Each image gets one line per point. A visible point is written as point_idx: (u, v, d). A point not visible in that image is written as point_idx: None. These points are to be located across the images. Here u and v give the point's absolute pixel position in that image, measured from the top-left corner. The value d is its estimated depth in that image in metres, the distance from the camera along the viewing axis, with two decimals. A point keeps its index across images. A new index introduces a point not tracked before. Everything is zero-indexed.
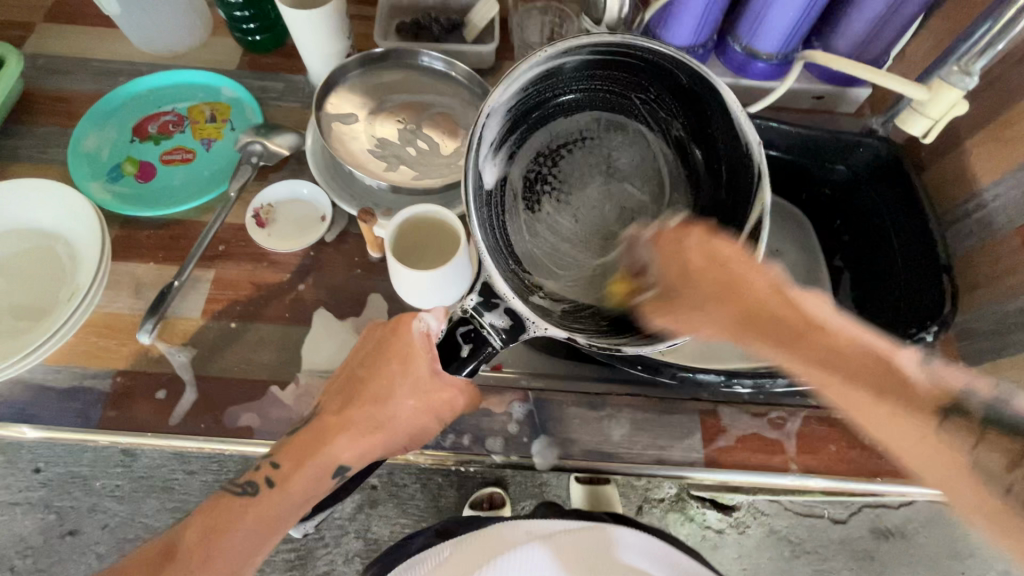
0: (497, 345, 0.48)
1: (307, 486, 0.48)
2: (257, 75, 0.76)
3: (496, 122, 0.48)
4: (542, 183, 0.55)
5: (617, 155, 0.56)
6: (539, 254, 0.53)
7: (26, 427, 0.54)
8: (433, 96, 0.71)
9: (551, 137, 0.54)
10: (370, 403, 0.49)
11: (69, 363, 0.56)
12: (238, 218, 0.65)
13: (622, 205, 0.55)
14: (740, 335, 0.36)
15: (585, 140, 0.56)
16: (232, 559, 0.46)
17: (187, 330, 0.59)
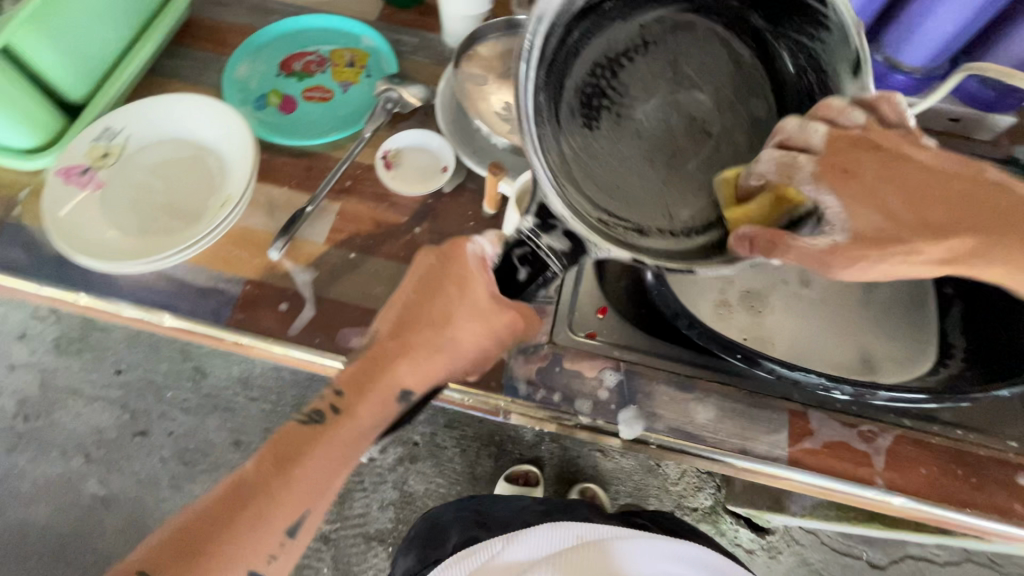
0: (555, 270, 0.45)
1: (371, 411, 0.50)
2: (394, 28, 0.80)
3: (547, 23, 0.44)
4: (598, 98, 0.51)
5: (683, 58, 0.53)
6: (604, 178, 0.48)
7: (165, 315, 0.59)
8: None
9: (606, 46, 0.52)
10: (425, 329, 0.50)
11: (206, 265, 0.62)
12: (367, 158, 0.69)
13: (699, 116, 0.51)
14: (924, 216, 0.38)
15: (646, 46, 0.53)
16: (306, 486, 0.47)
17: (312, 253, 0.63)
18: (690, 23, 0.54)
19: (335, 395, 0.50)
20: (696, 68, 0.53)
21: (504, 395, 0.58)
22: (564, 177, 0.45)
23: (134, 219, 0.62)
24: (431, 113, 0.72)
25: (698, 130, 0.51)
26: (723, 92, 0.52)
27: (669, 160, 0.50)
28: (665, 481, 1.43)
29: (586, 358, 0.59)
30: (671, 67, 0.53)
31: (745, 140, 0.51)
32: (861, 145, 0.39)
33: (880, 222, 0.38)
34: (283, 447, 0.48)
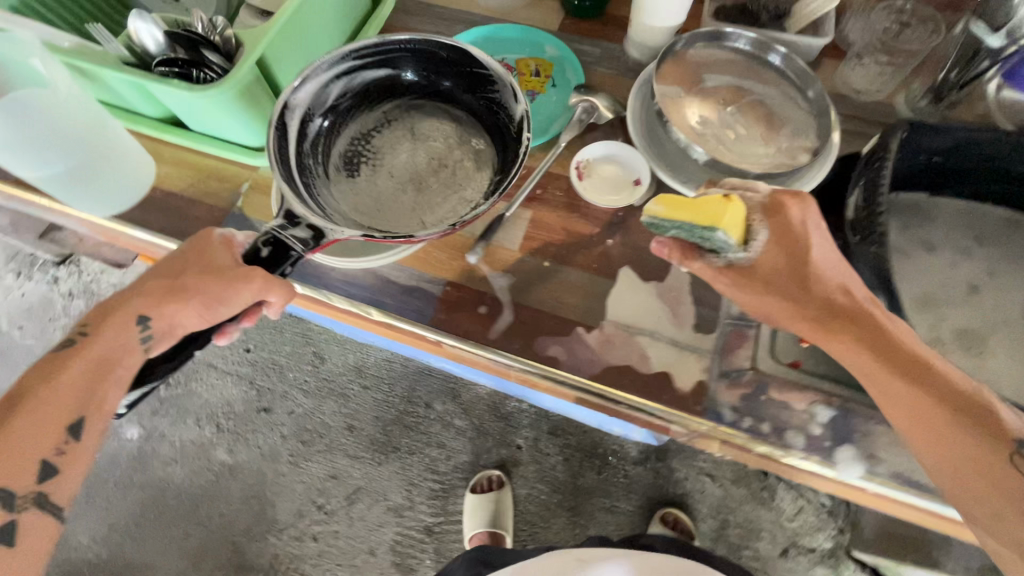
0: (297, 250, 0.52)
1: (115, 350, 0.51)
2: (577, 39, 0.80)
3: (297, 117, 0.60)
4: (358, 155, 0.66)
5: (419, 121, 0.68)
6: (369, 206, 0.64)
7: (374, 310, 0.63)
8: (756, 84, 0.71)
9: (359, 126, 0.67)
10: (161, 289, 0.52)
11: (409, 264, 0.64)
12: (558, 167, 0.69)
13: (440, 158, 0.67)
14: (794, 297, 0.50)
15: (387, 122, 0.68)
16: (22, 429, 0.46)
17: (506, 259, 0.64)
18: (422, 104, 0.68)
19: (82, 332, 0.52)
20: (435, 131, 0.68)
21: (706, 420, 0.56)
22: (326, 205, 0.60)
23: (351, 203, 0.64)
24: (619, 124, 0.72)
25: (441, 170, 0.66)
26: (445, 142, 0.67)
27: (417, 188, 0.66)
28: (779, 516, 1.36)
29: (794, 390, 0.56)
30: (409, 130, 0.68)
31: (473, 166, 0.66)
32: (790, 282, 0.50)
33: (770, 265, 0.51)
34: (39, 376, 0.49)
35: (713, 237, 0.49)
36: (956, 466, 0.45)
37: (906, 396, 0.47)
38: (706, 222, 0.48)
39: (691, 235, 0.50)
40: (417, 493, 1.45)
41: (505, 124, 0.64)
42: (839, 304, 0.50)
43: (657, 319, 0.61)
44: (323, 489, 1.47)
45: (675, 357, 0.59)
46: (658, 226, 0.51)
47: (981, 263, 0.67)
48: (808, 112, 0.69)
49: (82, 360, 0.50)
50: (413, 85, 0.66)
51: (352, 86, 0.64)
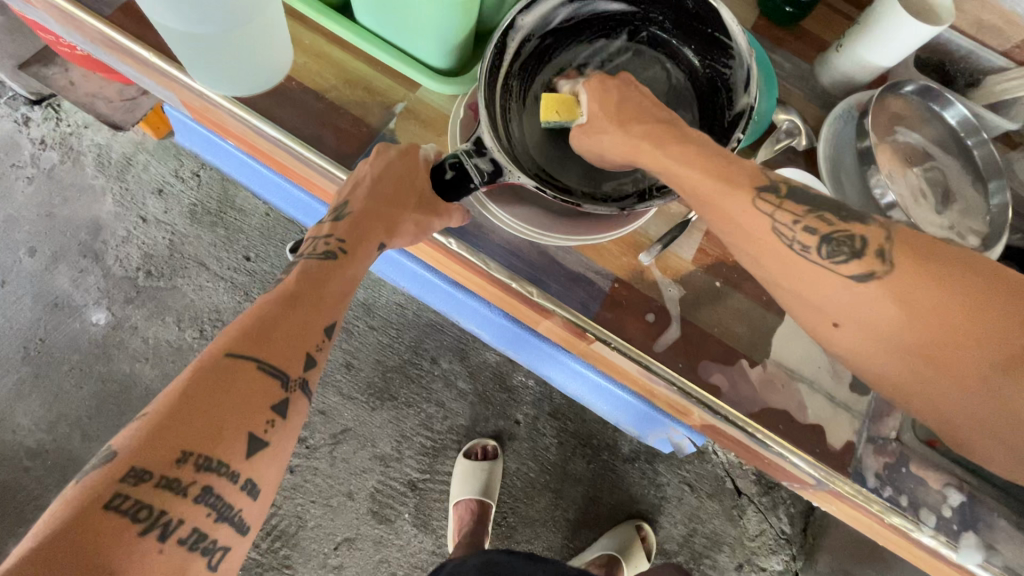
0: (476, 184, 0.50)
1: (362, 269, 0.54)
2: (767, 44, 0.74)
3: (521, 30, 0.55)
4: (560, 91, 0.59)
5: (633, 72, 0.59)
6: (550, 148, 0.57)
7: (535, 290, 0.57)
8: (940, 153, 0.70)
9: (570, 59, 0.59)
10: (382, 214, 0.54)
11: (580, 249, 0.59)
12: None
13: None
14: (649, 132, 0.49)
15: (603, 62, 0.59)
16: (287, 340, 0.47)
17: (680, 268, 0.60)
18: (643, 51, 0.59)
19: (339, 246, 0.53)
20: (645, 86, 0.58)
21: (851, 482, 0.56)
22: (512, 136, 0.55)
23: (536, 142, 0.57)
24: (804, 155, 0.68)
25: None
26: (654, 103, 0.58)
27: None
28: (742, 534, 1.45)
29: (930, 468, 0.58)
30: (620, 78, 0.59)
31: None
32: (642, 113, 0.50)
33: (636, 104, 0.51)
34: (309, 282, 0.50)
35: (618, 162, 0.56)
36: (872, 358, 0.42)
37: (805, 280, 0.44)
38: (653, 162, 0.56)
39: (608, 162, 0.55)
40: (406, 446, 1.42)
41: (722, 106, 0.57)
42: (662, 141, 0.48)
43: (818, 369, 0.60)
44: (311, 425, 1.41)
45: (830, 413, 0.58)
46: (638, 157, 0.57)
47: None
48: (985, 195, 0.69)
49: (348, 274, 0.53)
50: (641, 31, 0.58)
51: (576, 16, 0.58)
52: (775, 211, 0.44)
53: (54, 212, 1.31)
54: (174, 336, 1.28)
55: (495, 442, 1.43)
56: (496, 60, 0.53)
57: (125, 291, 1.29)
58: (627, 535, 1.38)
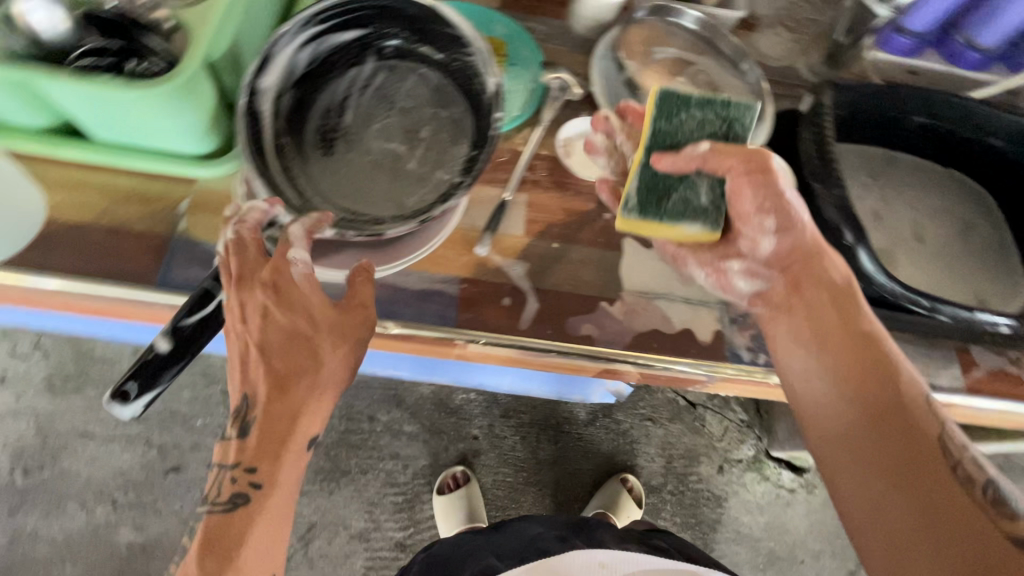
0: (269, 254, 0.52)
1: (286, 483, 0.51)
2: (519, 15, 0.78)
3: (269, 91, 0.54)
4: (334, 131, 0.58)
5: (393, 89, 0.59)
6: (346, 188, 0.57)
7: (391, 323, 0.57)
8: (696, 56, 0.78)
9: (332, 98, 0.59)
10: (298, 378, 0.50)
11: (418, 267, 0.59)
12: (543, 148, 0.68)
13: (415, 124, 0.58)
14: (830, 313, 0.55)
15: (365, 90, 0.59)
16: None
17: (516, 245, 0.63)
18: (395, 65, 0.60)
19: (247, 473, 0.49)
20: (408, 97, 0.59)
21: (730, 363, 0.62)
22: (304, 191, 0.55)
23: (331, 189, 0.56)
24: (585, 99, 0.72)
25: (416, 144, 0.58)
26: (422, 109, 0.58)
27: (396, 166, 0.58)
28: (711, 439, 1.54)
29: None
30: (383, 98, 0.59)
31: (448, 139, 0.58)
32: (814, 286, 0.57)
33: (819, 284, 0.57)
34: (211, 563, 0.46)
35: (693, 197, 0.55)
36: None
37: (936, 492, 0.45)
38: (680, 228, 0.55)
39: (713, 186, 0.54)
40: (380, 511, 1.38)
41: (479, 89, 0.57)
42: (822, 314, 0.56)
43: (669, 281, 0.64)
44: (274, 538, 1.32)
45: (692, 313, 0.63)
46: (657, 205, 0.54)
47: (876, 194, 0.83)
48: (743, 77, 0.77)
49: (268, 509, 0.49)
50: (386, 48, 0.59)
51: (320, 58, 0.58)
52: (941, 426, 0.48)
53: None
54: (82, 523, 1.14)
55: (462, 467, 1.42)
56: (251, 129, 0.53)
57: (8, 501, 1.14)
58: (613, 488, 1.43)
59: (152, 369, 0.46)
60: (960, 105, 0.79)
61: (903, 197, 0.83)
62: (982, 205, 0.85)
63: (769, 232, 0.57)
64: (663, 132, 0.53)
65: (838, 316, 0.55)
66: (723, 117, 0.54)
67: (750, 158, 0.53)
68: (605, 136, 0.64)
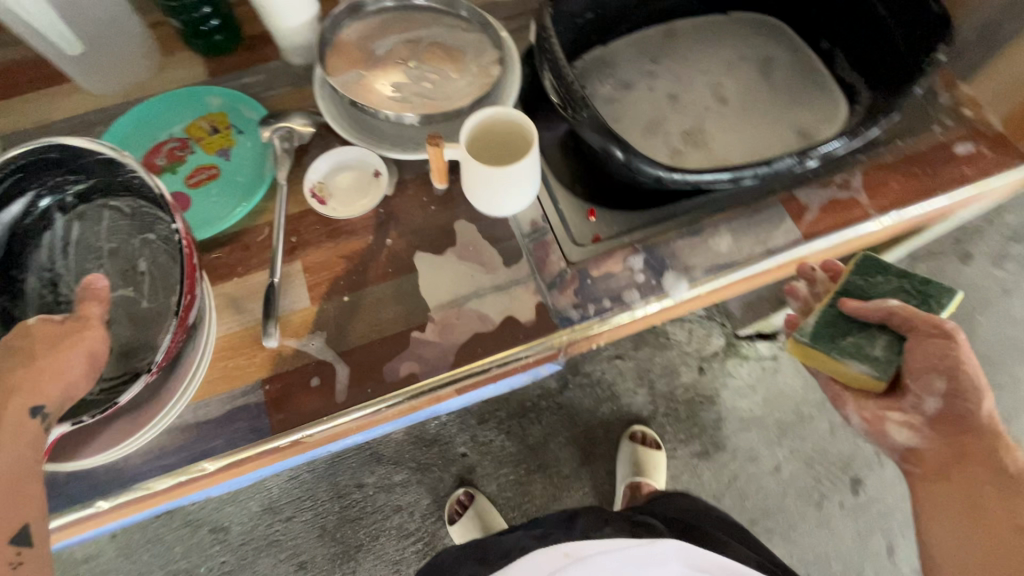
0: None
1: None
2: (233, 77, 0.72)
3: None
4: (57, 305, 0.53)
5: (96, 235, 0.54)
6: None
7: (207, 462, 0.54)
8: (421, 31, 0.72)
9: (40, 273, 0.53)
10: (17, 365, 0.41)
11: (213, 392, 0.56)
12: (297, 206, 0.64)
13: (131, 261, 0.54)
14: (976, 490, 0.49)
15: (69, 250, 0.54)
16: None
17: (306, 319, 0.59)
18: (85, 209, 0.54)
19: None
20: (112, 236, 0.54)
21: (563, 329, 0.59)
22: None
23: None
24: (324, 132, 0.67)
25: (144, 280, 0.54)
26: (131, 241, 0.54)
27: (133, 310, 0.53)
28: (680, 347, 1.41)
29: (607, 259, 0.61)
30: (92, 249, 0.54)
31: (170, 259, 0.54)
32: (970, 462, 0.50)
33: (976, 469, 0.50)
34: None
35: (868, 347, 0.53)
36: None
37: None
38: (847, 365, 0.53)
39: (890, 344, 0.53)
40: (407, 566, 1.25)
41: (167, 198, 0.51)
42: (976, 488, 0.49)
43: (473, 278, 0.61)
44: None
45: (507, 298, 0.60)
46: (830, 338, 0.53)
47: (667, 75, 0.77)
48: (477, 30, 0.71)
49: None
50: (64, 199, 0.53)
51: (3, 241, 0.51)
52: None
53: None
54: None
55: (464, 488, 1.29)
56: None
57: None
58: (625, 449, 1.29)
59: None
60: None
61: (696, 62, 0.78)
62: (774, 33, 0.81)
63: (937, 393, 0.51)
64: (854, 286, 0.55)
65: (1001, 493, 0.48)
66: (920, 292, 0.54)
67: (941, 327, 0.50)
68: (807, 285, 0.60)
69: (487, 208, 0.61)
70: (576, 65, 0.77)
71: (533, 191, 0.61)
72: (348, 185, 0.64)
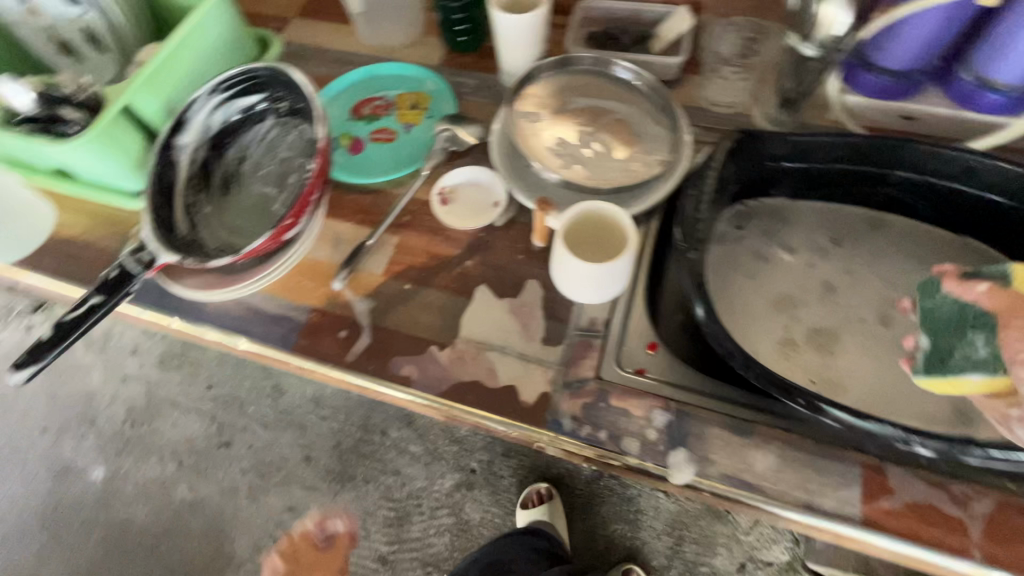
0: (137, 274, 0.61)
1: None
2: (455, 72, 0.83)
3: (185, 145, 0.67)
4: (233, 176, 0.70)
5: (282, 141, 0.71)
6: (227, 223, 0.68)
7: (241, 338, 0.65)
8: (615, 103, 0.73)
9: (239, 148, 0.71)
10: None
11: (278, 294, 0.67)
12: (425, 195, 0.72)
13: (287, 170, 0.69)
14: None
15: (262, 142, 0.71)
16: None
17: (370, 283, 0.67)
18: (288, 120, 0.71)
19: None
20: (288, 147, 0.70)
21: (548, 430, 0.57)
22: (199, 224, 0.68)
23: (217, 223, 0.68)
24: (483, 150, 0.74)
25: (284, 189, 0.68)
26: (295, 158, 0.69)
27: (266, 206, 0.68)
28: (735, 528, 1.15)
29: (633, 396, 0.58)
30: (273, 150, 0.71)
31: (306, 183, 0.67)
32: None
33: None
34: None
35: (970, 352, 0.45)
36: None
37: None
38: (966, 383, 0.46)
39: (988, 338, 0.44)
40: (370, 522, 1.19)
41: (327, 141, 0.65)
42: None
43: (509, 334, 0.63)
44: (235, 487, 1.21)
45: (523, 370, 0.61)
46: (939, 365, 0.48)
47: (838, 262, 0.68)
48: (665, 125, 0.70)
49: None
50: (281, 108, 0.71)
51: (233, 117, 0.70)
52: None
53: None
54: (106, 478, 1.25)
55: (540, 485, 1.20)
56: (162, 174, 0.66)
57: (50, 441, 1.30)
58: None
59: (41, 348, 0.58)
60: (960, 158, 0.61)
61: (883, 267, 0.67)
62: None
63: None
64: (923, 313, 0.51)
65: None
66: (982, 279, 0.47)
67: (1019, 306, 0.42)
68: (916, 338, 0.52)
69: (559, 285, 0.61)
70: (747, 203, 0.71)
71: (604, 295, 0.60)
72: (470, 201, 0.70)
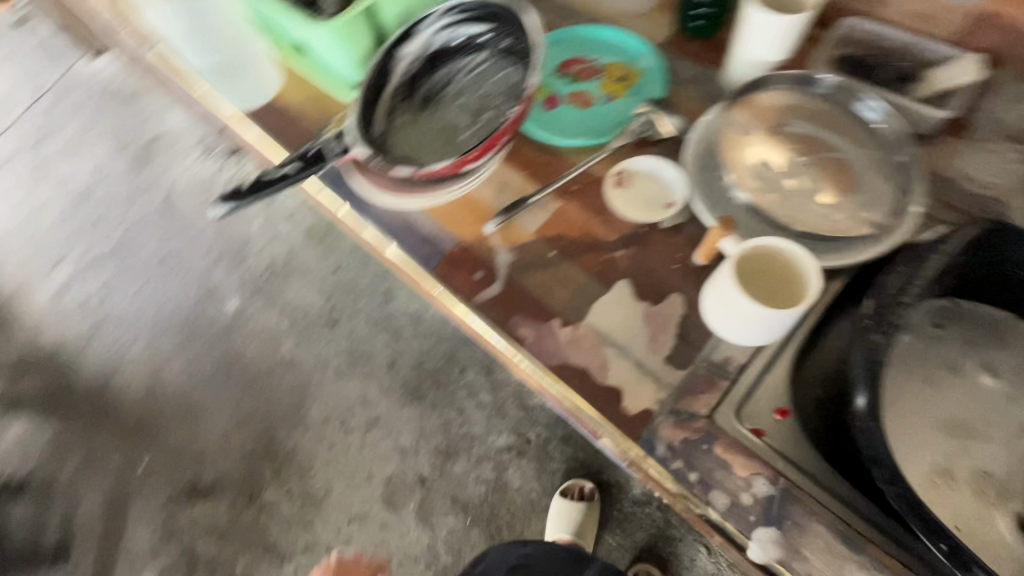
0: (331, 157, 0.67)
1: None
2: (674, 55, 0.78)
3: (406, 53, 0.71)
4: (435, 94, 0.74)
5: (489, 76, 0.73)
6: (416, 137, 0.72)
7: (393, 244, 0.71)
8: (842, 141, 0.64)
9: (448, 69, 0.74)
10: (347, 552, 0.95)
11: (435, 217, 0.70)
12: (601, 171, 0.70)
13: (485, 107, 0.72)
14: None
15: (471, 71, 0.74)
16: None
17: (519, 237, 0.68)
18: (501, 58, 0.73)
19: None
20: (493, 85, 0.73)
21: (638, 446, 0.57)
22: (393, 129, 0.72)
23: (407, 134, 0.72)
24: (676, 147, 0.70)
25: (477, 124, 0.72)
26: (496, 97, 0.72)
27: (456, 134, 0.72)
28: None
29: (743, 454, 0.52)
30: (479, 83, 0.73)
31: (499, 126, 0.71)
32: None
33: None
34: None
35: None
36: None
37: None
38: None
39: None
40: (423, 443, 1.24)
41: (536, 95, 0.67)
42: None
43: (634, 338, 0.61)
44: (328, 362, 1.32)
45: (634, 378, 0.59)
46: None
47: None
48: (892, 185, 0.61)
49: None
50: (500, 45, 0.73)
51: (453, 39, 0.73)
52: None
53: (168, 194, 1.49)
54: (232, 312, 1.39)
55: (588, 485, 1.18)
56: (380, 72, 0.70)
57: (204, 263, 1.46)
58: None
59: (242, 193, 0.66)
60: None
61: None
62: None
63: None
64: None
65: None
66: None
67: None
68: None
69: (707, 311, 0.57)
70: (959, 300, 0.59)
71: (754, 339, 0.55)
72: (645, 193, 0.67)
